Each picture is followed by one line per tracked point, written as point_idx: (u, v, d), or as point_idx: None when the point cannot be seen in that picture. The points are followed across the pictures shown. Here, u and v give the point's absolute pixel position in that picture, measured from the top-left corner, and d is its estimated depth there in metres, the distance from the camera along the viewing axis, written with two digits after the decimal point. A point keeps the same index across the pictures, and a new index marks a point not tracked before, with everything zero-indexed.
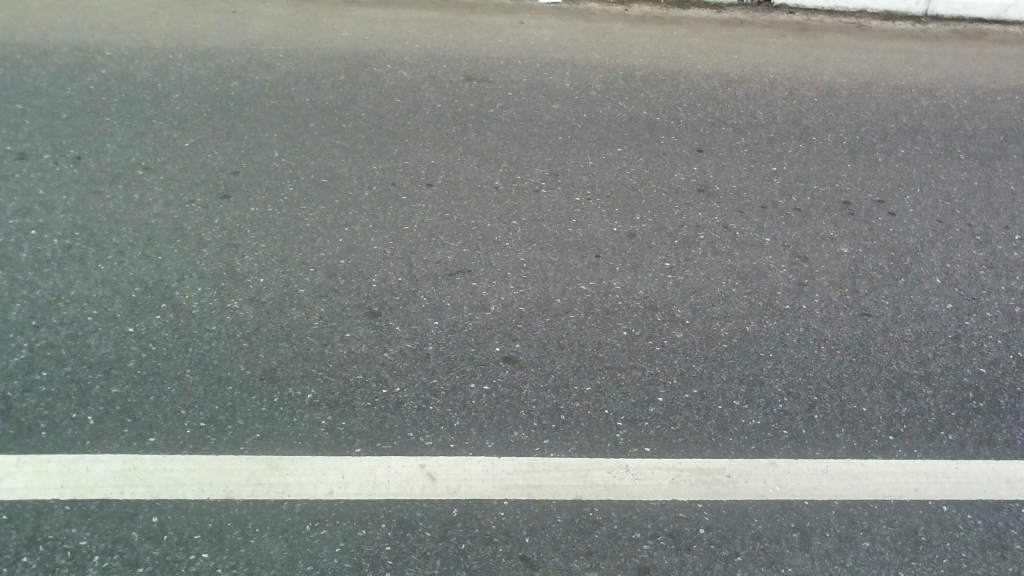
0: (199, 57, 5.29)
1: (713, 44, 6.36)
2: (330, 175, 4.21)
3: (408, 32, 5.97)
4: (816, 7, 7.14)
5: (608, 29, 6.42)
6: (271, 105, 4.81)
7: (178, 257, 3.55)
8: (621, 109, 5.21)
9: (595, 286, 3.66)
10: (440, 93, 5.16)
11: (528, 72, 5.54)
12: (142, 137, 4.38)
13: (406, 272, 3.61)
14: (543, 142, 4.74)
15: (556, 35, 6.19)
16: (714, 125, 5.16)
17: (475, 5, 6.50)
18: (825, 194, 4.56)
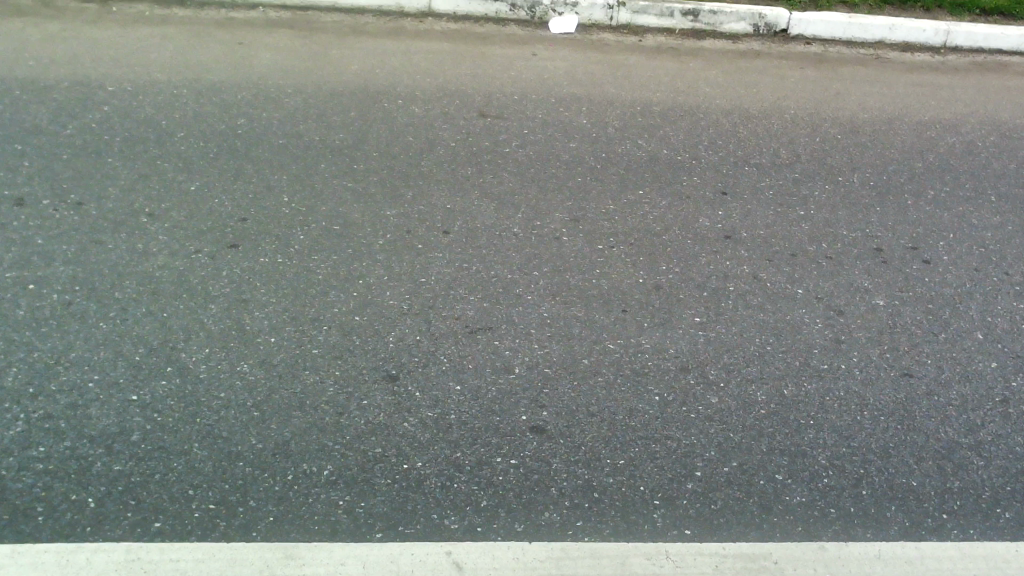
0: (206, 89, 5.16)
1: (731, 75, 6.24)
2: (342, 223, 4.03)
3: (419, 65, 5.82)
4: (833, 37, 6.98)
5: (623, 60, 6.28)
6: (280, 145, 4.64)
7: (185, 314, 3.36)
8: (639, 147, 5.04)
9: (623, 344, 3.48)
10: (454, 130, 5.00)
11: (543, 109, 5.37)
12: (146, 180, 4.20)
13: (424, 330, 3.43)
14: (556, 181, 4.59)
15: (571, 67, 6.05)
16: (735, 166, 4.98)
17: (485, 36, 6.38)
18: (856, 240, 4.39)
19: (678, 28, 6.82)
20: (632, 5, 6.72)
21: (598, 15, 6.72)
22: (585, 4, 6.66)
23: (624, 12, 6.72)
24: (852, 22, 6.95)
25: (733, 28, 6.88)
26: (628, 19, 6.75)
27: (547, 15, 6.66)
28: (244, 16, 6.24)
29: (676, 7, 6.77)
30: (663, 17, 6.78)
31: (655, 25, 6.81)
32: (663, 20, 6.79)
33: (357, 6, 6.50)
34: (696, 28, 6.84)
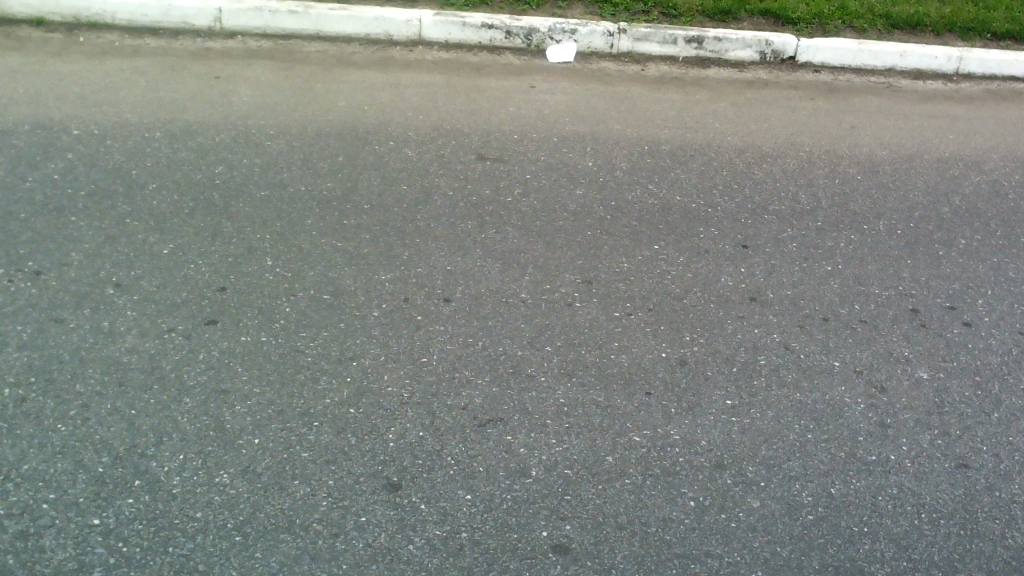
0: (180, 132, 4.75)
1: (740, 108, 5.91)
2: (333, 290, 3.64)
3: (411, 100, 5.44)
4: (842, 65, 6.67)
5: (625, 92, 5.93)
6: (261, 197, 4.24)
7: (156, 410, 2.97)
8: (650, 193, 4.69)
9: (650, 436, 3.11)
10: (451, 177, 4.63)
11: (546, 150, 5.01)
12: (114, 241, 3.79)
13: (427, 424, 3.05)
14: (564, 235, 4.23)
15: (571, 101, 5.71)
16: (754, 213, 4.64)
17: (480, 66, 6.03)
18: (890, 299, 4.06)
19: (681, 56, 6.48)
20: (633, 32, 6.38)
21: (598, 43, 6.37)
22: (584, 31, 6.31)
23: (625, 39, 6.38)
24: (862, 49, 6.64)
25: (739, 55, 6.55)
26: (629, 47, 6.41)
27: (544, 43, 6.30)
28: (221, 46, 5.84)
29: (680, 33, 6.44)
30: (666, 44, 6.45)
31: (658, 53, 6.47)
32: (665, 47, 6.46)
33: (342, 33, 6.11)
34: (700, 56, 6.51)
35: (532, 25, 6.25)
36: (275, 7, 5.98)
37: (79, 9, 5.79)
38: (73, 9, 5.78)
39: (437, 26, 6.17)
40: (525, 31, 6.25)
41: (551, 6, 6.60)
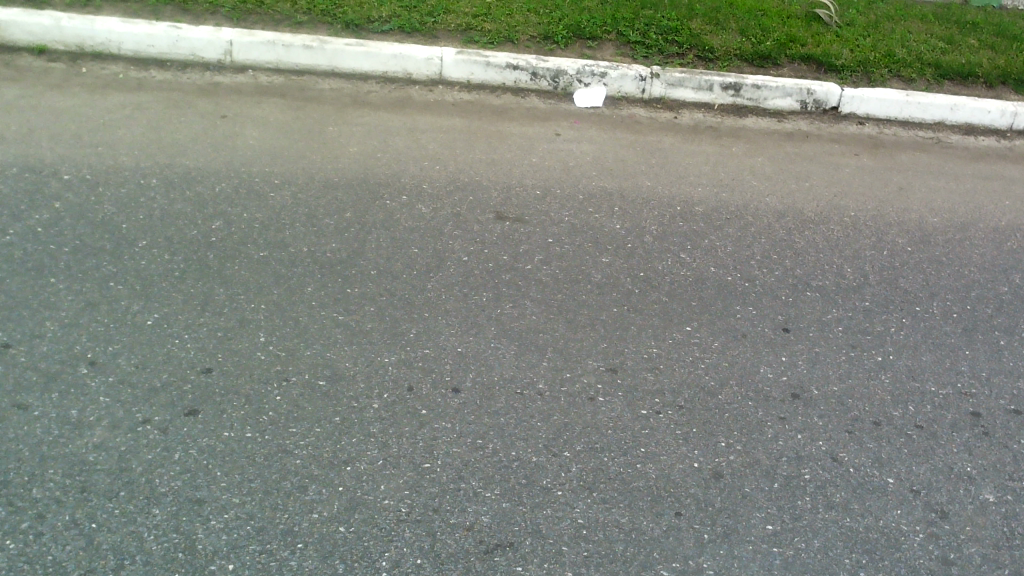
0: (178, 180, 4.43)
1: (778, 164, 5.53)
2: (330, 375, 3.29)
3: (427, 147, 5.10)
4: (888, 117, 6.28)
5: (656, 143, 5.57)
6: (259, 258, 3.91)
7: (120, 523, 2.63)
8: (682, 264, 4.32)
9: (679, 570, 2.74)
10: (467, 239, 4.28)
11: (570, 208, 4.65)
12: (94, 309, 3.46)
13: (427, 549, 2.68)
14: (587, 311, 3.87)
15: (598, 151, 5.35)
16: (795, 289, 4.26)
17: (503, 110, 5.69)
18: (948, 399, 3.65)
19: (717, 103, 6.12)
20: (666, 77, 6.02)
21: (629, 88, 6.02)
22: (614, 74, 5.97)
23: (657, 84, 6.03)
24: (910, 101, 6.24)
25: (778, 104, 6.17)
26: (661, 92, 6.06)
27: (572, 86, 5.96)
28: (230, 82, 5.54)
29: (716, 79, 6.07)
30: (701, 91, 6.09)
31: (692, 99, 6.11)
32: (700, 94, 6.10)
33: (359, 70, 5.79)
34: (736, 104, 6.14)
35: (560, 66, 5.91)
36: (289, 41, 5.68)
37: (83, 37, 5.51)
38: (77, 37, 5.50)
39: (459, 65, 5.84)
40: (552, 73, 5.91)
41: (581, 45, 6.26)
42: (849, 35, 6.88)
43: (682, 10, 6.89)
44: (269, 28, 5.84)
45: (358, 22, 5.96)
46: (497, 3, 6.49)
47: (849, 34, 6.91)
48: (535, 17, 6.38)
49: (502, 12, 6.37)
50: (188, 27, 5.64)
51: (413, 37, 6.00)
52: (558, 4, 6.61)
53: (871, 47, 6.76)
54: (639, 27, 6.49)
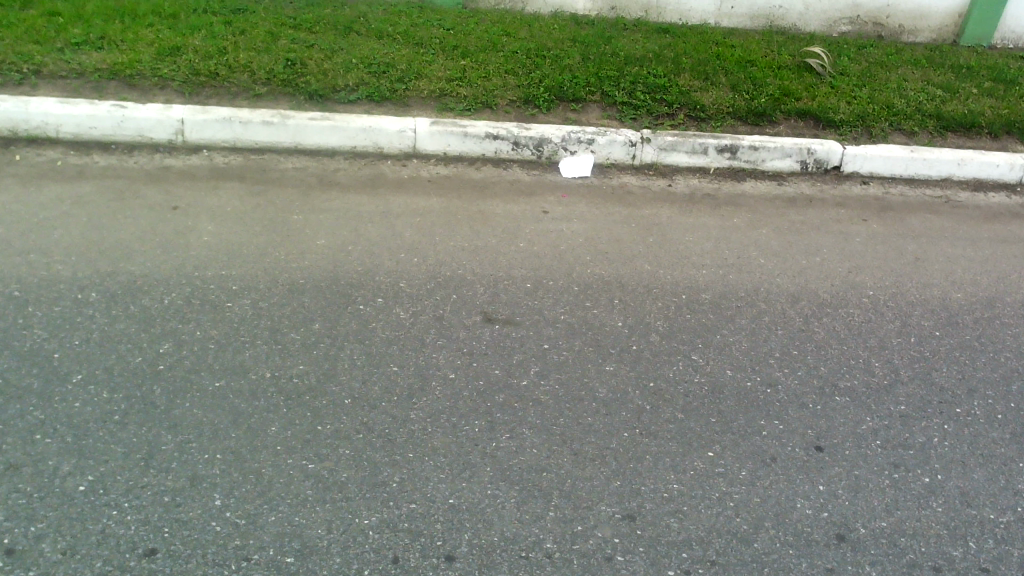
0: (121, 291, 3.91)
1: (784, 236, 5.11)
2: (299, 549, 2.77)
3: (404, 235, 4.62)
4: (893, 175, 5.91)
5: (651, 217, 5.14)
6: (216, 390, 3.39)
7: None
8: (695, 368, 3.86)
9: None
10: (453, 350, 3.79)
11: (564, 305, 4.18)
12: (16, 472, 2.92)
13: None
14: (593, 438, 3.38)
15: (590, 230, 4.90)
16: (822, 393, 3.80)
17: (484, 185, 5.24)
18: (1011, 528, 3.19)
19: (712, 167, 5.72)
20: (658, 141, 5.60)
21: (619, 154, 5.59)
22: (602, 140, 5.54)
23: (648, 149, 5.61)
24: (915, 157, 5.87)
25: (777, 165, 5.78)
26: (653, 157, 5.64)
27: (557, 154, 5.52)
28: (183, 165, 5.03)
29: (710, 142, 5.67)
30: (695, 155, 5.68)
31: (685, 164, 5.70)
32: (694, 158, 5.69)
33: (325, 145, 5.31)
34: (733, 167, 5.74)
35: (543, 134, 5.48)
36: (246, 117, 5.19)
37: (17, 121, 4.99)
38: (10, 122, 4.98)
39: (434, 137, 5.38)
40: (535, 141, 5.47)
41: (564, 108, 5.84)
42: (843, 86, 6.53)
43: (668, 65, 6.51)
44: (225, 103, 5.35)
45: (322, 93, 5.49)
46: (472, 64, 6.06)
47: (844, 86, 6.56)
48: (514, 79, 5.95)
49: (478, 74, 5.94)
50: (135, 105, 5.13)
51: (383, 107, 5.55)
52: (537, 63, 6.19)
53: (868, 99, 6.41)
54: (624, 86, 6.09)
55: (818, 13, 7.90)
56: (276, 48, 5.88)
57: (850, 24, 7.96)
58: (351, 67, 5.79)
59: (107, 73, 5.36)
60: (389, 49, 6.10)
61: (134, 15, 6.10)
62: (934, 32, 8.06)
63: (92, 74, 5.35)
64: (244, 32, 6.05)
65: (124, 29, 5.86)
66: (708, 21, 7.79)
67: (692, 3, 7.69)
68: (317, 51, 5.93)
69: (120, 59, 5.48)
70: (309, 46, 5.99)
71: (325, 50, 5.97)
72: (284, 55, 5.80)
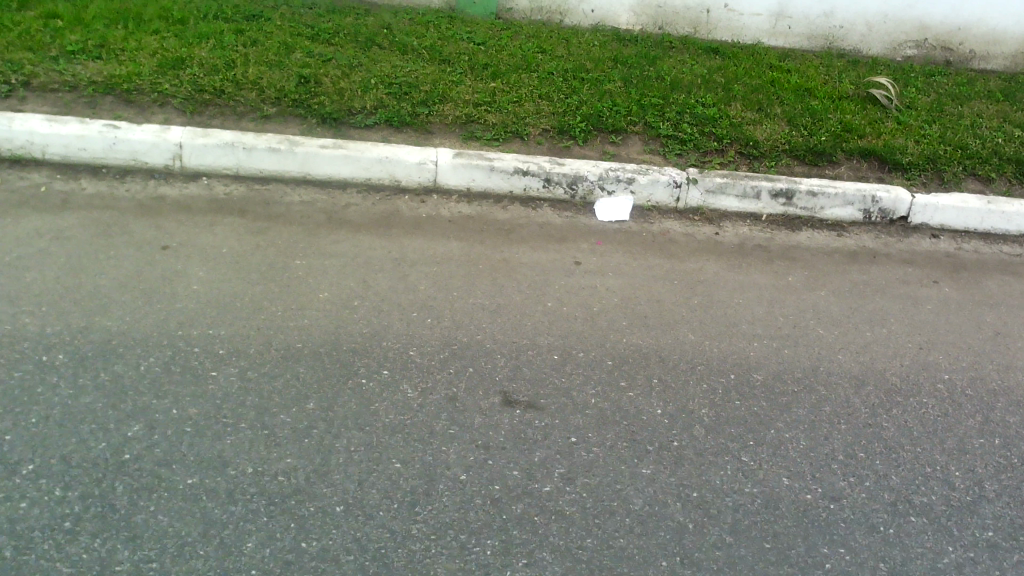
0: (91, 353, 3.43)
1: (844, 299, 4.54)
2: None
3: (418, 288, 4.11)
4: (966, 228, 5.31)
5: (694, 272, 4.59)
6: (187, 490, 2.91)
7: None
8: (747, 473, 3.32)
9: None
10: (467, 441, 3.28)
11: (595, 386, 3.65)
12: None
13: None
14: (626, 568, 2.86)
15: (626, 288, 4.37)
16: (895, 512, 3.25)
17: (510, 228, 4.72)
18: None
19: (764, 213, 5.15)
20: (705, 183, 5.04)
21: (661, 195, 5.04)
22: (644, 181, 4.99)
23: (694, 191, 5.05)
24: (992, 209, 5.26)
25: (837, 213, 5.20)
26: (699, 200, 5.08)
27: (592, 194, 4.98)
28: (179, 195, 4.55)
29: (763, 185, 5.10)
30: (746, 199, 5.11)
31: (734, 208, 5.14)
32: (744, 202, 5.13)
33: (336, 176, 4.81)
34: (787, 214, 5.17)
35: (578, 172, 4.94)
36: (251, 143, 4.69)
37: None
38: None
39: (457, 170, 4.86)
40: (569, 179, 4.93)
41: (602, 139, 5.29)
42: (911, 123, 5.92)
43: (717, 92, 5.94)
44: (230, 125, 4.86)
45: (337, 116, 4.99)
46: (502, 86, 5.52)
47: (911, 121, 5.94)
48: (548, 105, 5.41)
49: (509, 98, 5.40)
50: (129, 126, 4.65)
51: (403, 135, 5.03)
52: (574, 87, 5.65)
53: (939, 138, 5.79)
54: (669, 117, 5.52)
55: (882, 35, 7.26)
56: (290, 63, 5.38)
57: (916, 48, 7.32)
58: (370, 87, 5.28)
59: (103, 87, 4.89)
60: (412, 66, 5.58)
61: (138, 20, 5.63)
62: (1007, 59, 7.38)
63: (86, 87, 4.88)
64: (256, 42, 5.56)
65: (126, 36, 5.39)
66: (760, 39, 7.18)
67: (744, 21, 7.09)
68: (334, 67, 5.43)
69: (117, 71, 5.01)
70: (326, 61, 5.49)
71: (343, 66, 5.46)
72: (297, 71, 5.30)
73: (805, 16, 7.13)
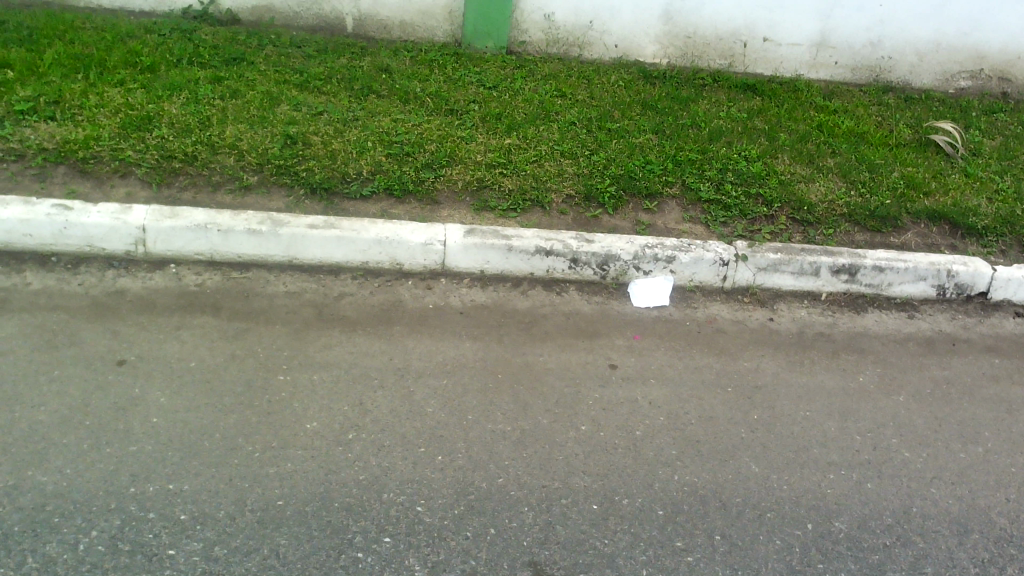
0: (18, 527, 2.74)
1: (927, 405, 3.85)
2: None
3: (426, 411, 3.43)
4: None
5: (749, 373, 3.90)
6: None
7: None
8: None
9: None
10: None
11: (645, 550, 2.96)
12: None
13: None
14: None
15: (672, 400, 3.67)
16: None
17: (532, 320, 4.03)
18: None
19: (823, 292, 4.46)
20: (757, 260, 4.35)
21: (705, 274, 4.35)
22: (686, 258, 4.30)
23: (743, 269, 4.36)
24: None
25: (907, 290, 4.51)
26: (749, 278, 4.39)
27: (626, 274, 4.29)
28: (143, 288, 3.86)
29: (823, 261, 4.41)
30: (803, 276, 4.42)
31: (789, 287, 4.44)
32: (801, 280, 4.43)
33: (328, 259, 4.12)
34: (849, 292, 4.47)
35: (609, 250, 4.25)
36: (226, 224, 4.01)
37: None
38: None
39: (468, 251, 4.17)
40: (599, 259, 4.25)
41: (634, 206, 4.59)
42: (981, 176, 5.21)
43: (760, 142, 5.24)
44: (203, 199, 4.17)
45: (328, 186, 4.29)
46: (518, 143, 4.83)
47: (980, 173, 5.24)
48: (572, 165, 4.72)
49: (526, 158, 4.71)
50: (84, 206, 3.97)
51: (406, 207, 4.34)
52: (599, 142, 4.96)
53: (1014, 193, 5.09)
54: (709, 176, 4.82)
55: (934, 65, 6.53)
56: (274, 118, 4.68)
57: (971, 79, 6.59)
58: (367, 147, 4.58)
59: (55, 156, 4.19)
60: (415, 120, 4.88)
61: (101, 68, 4.94)
62: None
63: (34, 156, 4.18)
64: (236, 94, 4.87)
65: (86, 89, 4.70)
66: (799, 72, 6.47)
67: (782, 52, 6.38)
68: (325, 123, 4.73)
69: (72, 135, 4.31)
70: (316, 115, 4.79)
71: (336, 121, 4.76)
72: (282, 129, 4.61)
73: (850, 45, 6.41)
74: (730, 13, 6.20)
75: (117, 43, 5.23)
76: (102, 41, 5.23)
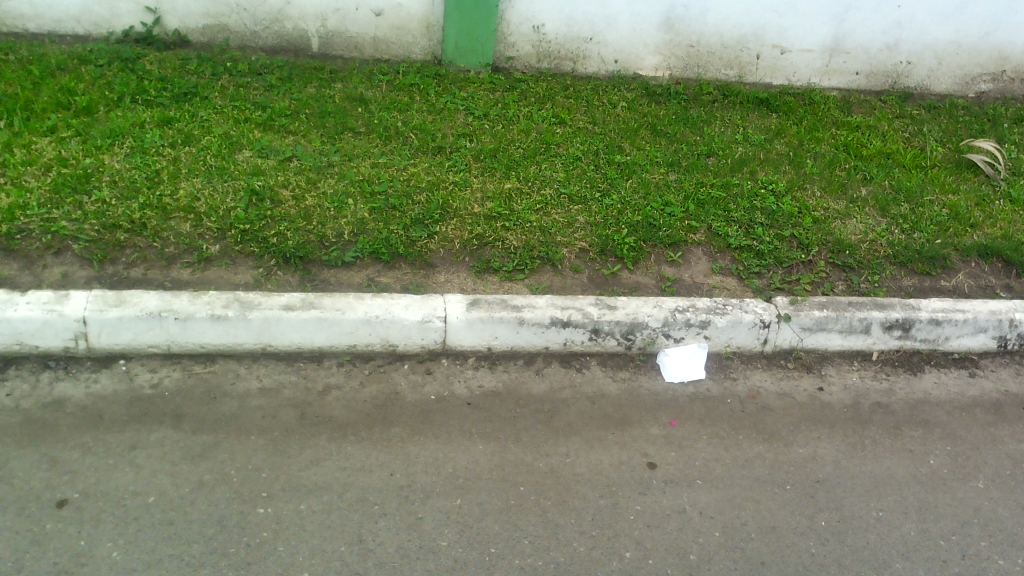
0: None
1: (1013, 492, 3.33)
2: None
3: (440, 544, 2.83)
4: None
5: (808, 464, 3.36)
6: None
7: None
8: None
9: None
10: None
11: None
12: None
13: None
14: None
15: (726, 507, 3.12)
16: None
17: (553, 408, 3.44)
18: None
19: (873, 351, 3.94)
20: (801, 319, 3.81)
21: (743, 339, 3.81)
22: (722, 322, 3.74)
23: (786, 330, 3.82)
24: None
25: (965, 344, 4.00)
26: (792, 340, 3.85)
27: (654, 344, 3.73)
28: (87, 394, 3.20)
29: (875, 317, 3.88)
30: (852, 335, 3.89)
31: (836, 347, 3.91)
32: (850, 339, 3.90)
33: (309, 344, 3.49)
34: (902, 349, 3.96)
35: (635, 317, 3.68)
36: (185, 309, 3.36)
37: None
38: None
39: (473, 327, 3.57)
40: (624, 328, 3.67)
41: (656, 257, 4.02)
42: None
43: (784, 170, 4.70)
44: (155, 277, 3.50)
45: (304, 254, 3.65)
46: (519, 187, 4.27)
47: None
48: (582, 213, 4.15)
49: (530, 206, 4.14)
50: (10, 297, 3.29)
51: (396, 274, 3.72)
52: (609, 183, 4.39)
53: None
54: (735, 217, 4.27)
55: (954, 68, 6.01)
56: (235, 170, 4.04)
57: (991, 82, 6.09)
58: (346, 202, 3.95)
59: None
60: (399, 163, 4.27)
61: (28, 111, 4.24)
62: None
63: None
64: (189, 138, 4.21)
65: (10, 140, 4.00)
66: (811, 81, 5.93)
67: (793, 60, 5.83)
68: (296, 172, 4.09)
69: None
70: (284, 163, 4.16)
71: (308, 169, 4.13)
72: (246, 182, 3.96)
73: (865, 50, 5.87)
74: (737, 18, 5.62)
75: (47, 79, 4.53)
76: (29, 77, 4.52)
